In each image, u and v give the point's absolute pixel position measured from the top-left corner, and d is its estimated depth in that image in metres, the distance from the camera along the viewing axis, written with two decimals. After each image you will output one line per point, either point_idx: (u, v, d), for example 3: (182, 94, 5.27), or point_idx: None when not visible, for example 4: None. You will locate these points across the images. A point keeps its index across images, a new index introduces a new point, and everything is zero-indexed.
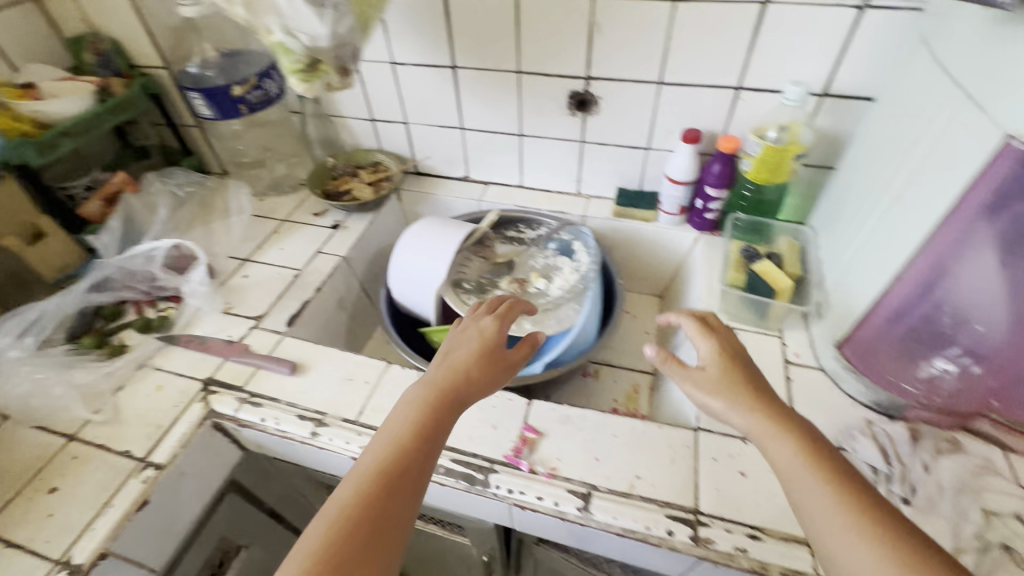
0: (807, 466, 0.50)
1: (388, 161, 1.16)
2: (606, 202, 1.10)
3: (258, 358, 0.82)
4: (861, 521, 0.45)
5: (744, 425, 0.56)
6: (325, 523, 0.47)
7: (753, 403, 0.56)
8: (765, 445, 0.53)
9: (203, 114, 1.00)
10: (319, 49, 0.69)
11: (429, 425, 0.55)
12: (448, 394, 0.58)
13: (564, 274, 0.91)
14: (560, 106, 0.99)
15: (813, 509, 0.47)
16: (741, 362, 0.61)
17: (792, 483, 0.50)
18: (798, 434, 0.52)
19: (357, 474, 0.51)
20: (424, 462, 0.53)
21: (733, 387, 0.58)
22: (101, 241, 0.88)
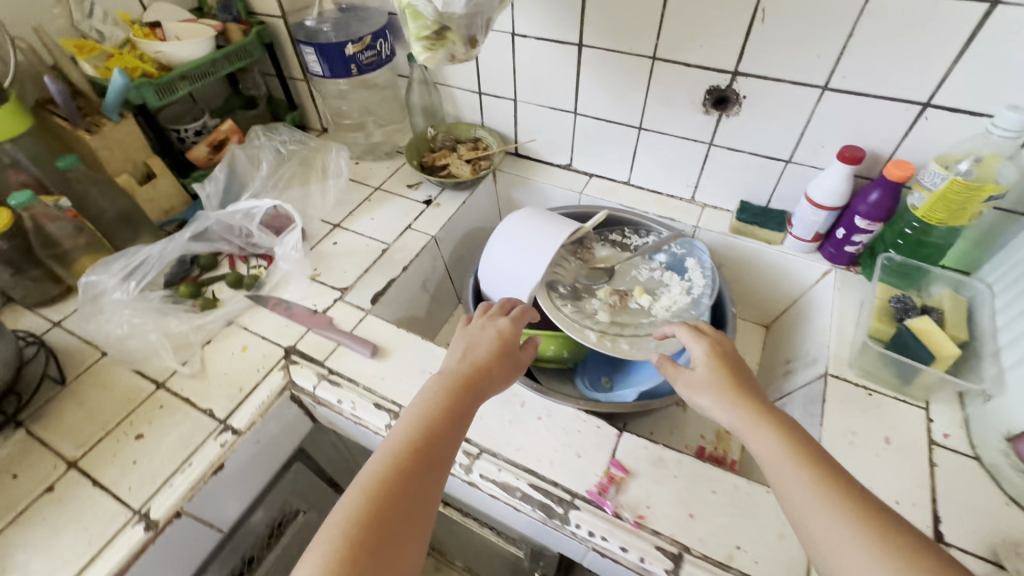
0: (789, 461, 0.47)
1: (489, 139, 1.10)
2: (723, 215, 0.98)
3: (340, 334, 0.79)
4: (859, 523, 0.42)
5: (729, 422, 0.53)
6: (332, 541, 0.44)
7: (737, 399, 0.54)
8: (750, 443, 0.51)
9: (314, 70, 0.98)
10: (450, 15, 0.62)
11: (440, 437, 0.53)
12: (456, 405, 0.57)
13: (672, 293, 0.81)
14: (693, 101, 0.87)
15: (809, 518, 0.44)
16: (728, 361, 0.59)
17: (775, 479, 0.48)
18: (780, 428, 0.50)
19: (360, 487, 0.48)
20: (436, 473, 0.51)
21: (717, 383, 0.56)
22: (205, 190, 0.88)
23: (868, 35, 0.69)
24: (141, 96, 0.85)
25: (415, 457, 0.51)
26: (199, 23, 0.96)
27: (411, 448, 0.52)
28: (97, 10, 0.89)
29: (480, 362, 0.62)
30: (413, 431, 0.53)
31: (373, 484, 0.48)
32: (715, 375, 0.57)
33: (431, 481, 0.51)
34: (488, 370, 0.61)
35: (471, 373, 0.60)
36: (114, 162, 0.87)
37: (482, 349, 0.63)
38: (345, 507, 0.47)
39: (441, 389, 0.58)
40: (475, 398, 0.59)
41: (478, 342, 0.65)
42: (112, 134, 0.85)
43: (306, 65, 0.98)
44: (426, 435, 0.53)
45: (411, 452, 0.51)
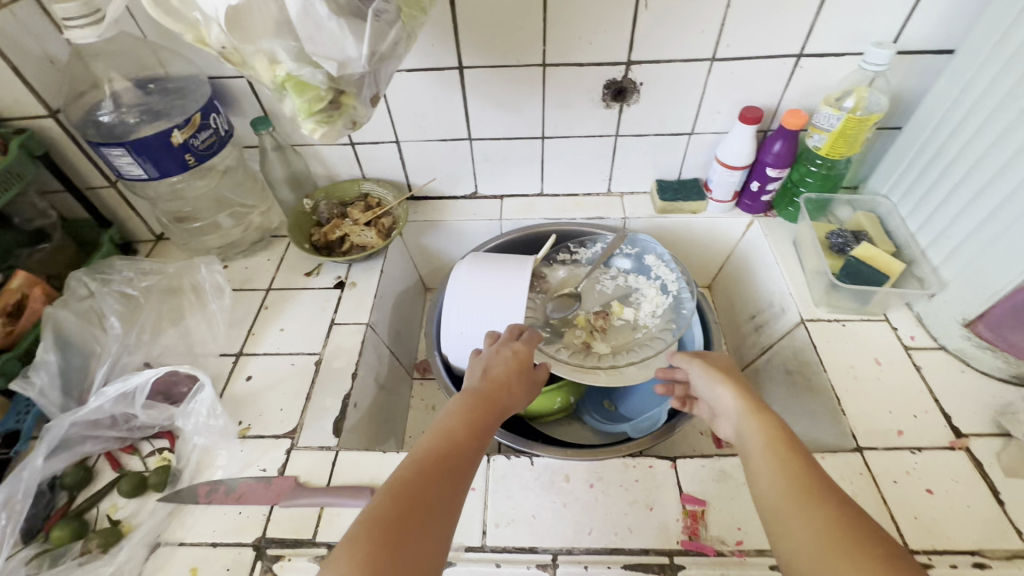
0: (773, 456, 0.48)
1: (379, 190, 0.95)
2: (643, 198, 0.99)
3: (319, 494, 0.62)
4: (810, 499, 0.43)
5: (732, 413, 0.56)
6: (348, 549, 0.39)
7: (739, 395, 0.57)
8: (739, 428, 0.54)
9: (132, 174, 0.73)
10: (347, 77, 0.49)
11: (467, 450, 0.49)
12: (481, 423, 0.53)
13: (651, 298, 0.79)
14: (592, 98, 0.84)
15: (766, 488, 0.46)
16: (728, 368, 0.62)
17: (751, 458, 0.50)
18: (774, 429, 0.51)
19: (383, 497, 0.43)
20: (462, 487, 0.47)
21: (717, 374, 0.60)
22: (36, 384, 0.62)
23: (747, 4, 0.71)
24: None
25: (441, 471, 0.46)
26: None
27: (439, 460, 0.47)
28: None
29: (503, 379, 0.58)
30: (441, 443, 0.49)
31: (395, 494, 0.43)
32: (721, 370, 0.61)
33: (458, 495, 0.46)
34: (508, 384, 0.58)
35: (496, 391, 0.57)
36: None
37: (502, 363, 0.60)
38: (364, 516, 0.42)
39: (469, 403, 0.54)
40: (498, 415, 0.55)
41: (498, 356, 0.62)
42: None
43: (118, 171, 0.73)
44: (455, 448, 0.49)
45: (438, 463, 0.47)
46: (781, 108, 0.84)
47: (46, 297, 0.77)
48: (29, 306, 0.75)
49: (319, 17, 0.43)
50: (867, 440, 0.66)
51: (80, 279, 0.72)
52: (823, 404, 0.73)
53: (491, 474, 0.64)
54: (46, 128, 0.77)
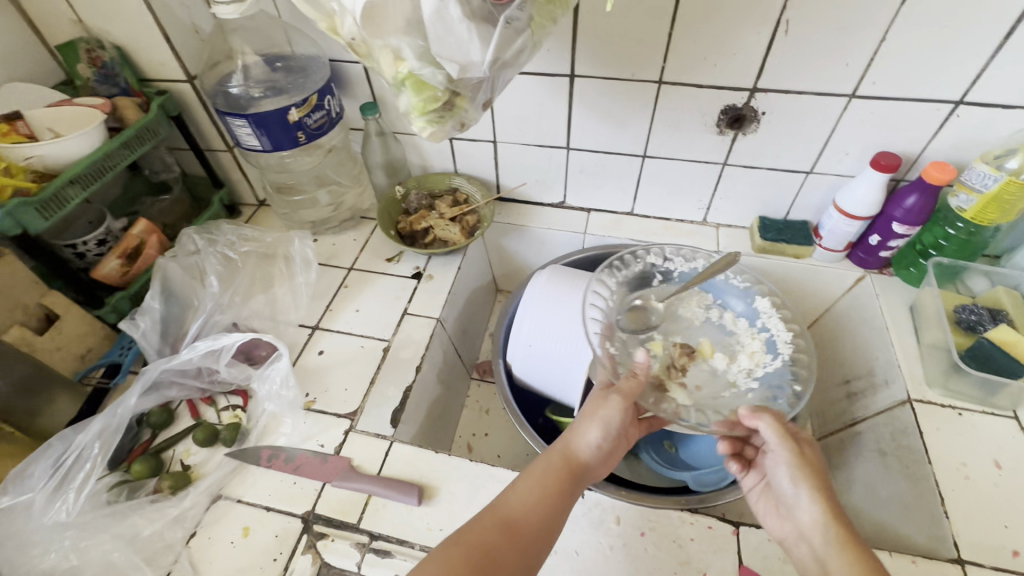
0: None
1: (468, 188, 0.95)
2: (741, 233, 0.92)
3: (368, 481, 0.63)
4: None
5: (813, 531, 0.49)
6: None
7: (821, 507, 0.49)
8: (823, 564, 0.47)
9: (249, 144, 0.78)
10: (465, 81, 0.48)
11: (540, 519, 0.50)
12: (559, 491, 0.53)
13: (751, 351, 0.72)
14: (706, 123, 0.79)
15: None
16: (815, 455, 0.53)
17: None
18: (863, 569, 0.44)
19: (448, 556, 0.45)
20: (529, 560, 0.48)
21: (796, 462, 0.52)
22: (140, 328, 0.68)
23: (905, 40, 0.63)
24: (17, 222, 0.63)
25: (509, 537, 0.48)
26: (72, 103, 0.75)
27: (508, 525, 0.49)
28: None
29: (591, 445, 0.57)
30: (514, 508, 0.50)
31: (460, 554, 0.46)
32: (809, 460, 0.53)
33: (523, 566, 0.47)
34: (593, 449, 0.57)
35: (580, 455, 0.56)
36: None
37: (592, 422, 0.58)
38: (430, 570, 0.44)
39: (551, 466, 0.54)
40: (574, 489, 0.54)
41: (590, 412, 0.59)
42: None
43: (238, 140, 0.78)
44: (525, 516, 0.50)
45: (505, 527, 0.49)
46: (923, 158, 0.75)
47: (159, 246, 0.83)
48: (145, 252, 0.82)
49: (450, 18, 0.42)
50: (970, 553, 0.57)
51: (191, 235, 0.78)
52: (920, 499, 0.64)
53: None
54: (182, 92, 0.84)
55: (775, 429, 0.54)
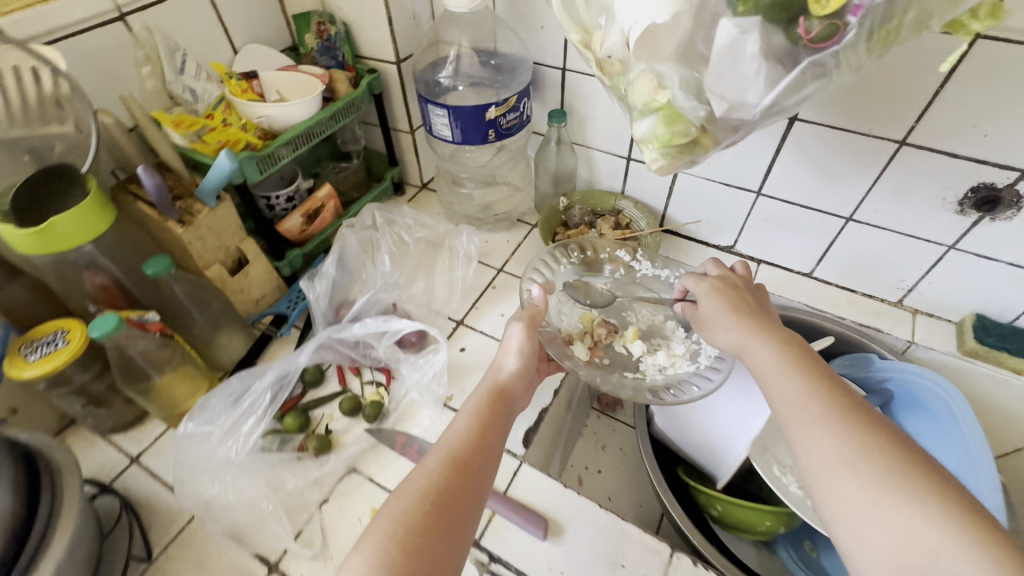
0: (800, 380, 0.46)
1: (631, 211, 0.90)
2: (944, 327, 0.78)
3: (494, 498, 0.62)
4: (846, 426, 0.42)
5: (736, 343, 0.54)
6: (379, 564, 0.39)
7: (770, 340, 0.51)
8: (751, 362, 0.52)
9: (441, 134, 0.80)
10: (725, 122, 0.44)
11: (479, 446, 0.49)
12: (492, 422, 0.52)
13: (672, 350, 0.69)
14: (943, 197, 0.67)
15: (801, 431, 0.44)
16: (739, 296, 0.58)
17: (771, 390, 0.48)
18: (811, 372, 0.47)
19: (401, 502, 0.43)
20: (480, 484, 0.46)
21: (728, 314, 0.56)
22: (316, 291, 0.72)
23: None
24: (241, 172, 0.68)
25: (457, 469, 0.46)
26: (298, 69, 0.80)
27: (456, 459, 0.47)
28: (188, 63, 0.71)
29: (511, 373, 0.57)
30: (455, 443, 0.48)
31: (413, 497, 0.43)
32: (732, 309, 0.56)
33: (479, 495, 0.46)
34: (516, 373, 0.58)
35: (503, 380, 0.57)
36: (204, 253, 0.70)
37: (511, 354, 0.60)
38: (389, 520, 0.42)
39: (482, 404, 0.53)
40: (507, 413, 0.55)
41: (506, 345, 0.61)
42: (205, 221, 0.67)
43: (432, 128, 0.80)
44: (466, 448, 0.48)
45: (454, 465, 0.46)
46: None
47: (335, 211, 0.88)
48: (323, 214, 0.86)
49: (742, 54, 0.38)
50: None
51: (369, 211, 0.81)
52: None
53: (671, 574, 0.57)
54: (388, 74, 0.87)
55: (710, 287, 0.59)
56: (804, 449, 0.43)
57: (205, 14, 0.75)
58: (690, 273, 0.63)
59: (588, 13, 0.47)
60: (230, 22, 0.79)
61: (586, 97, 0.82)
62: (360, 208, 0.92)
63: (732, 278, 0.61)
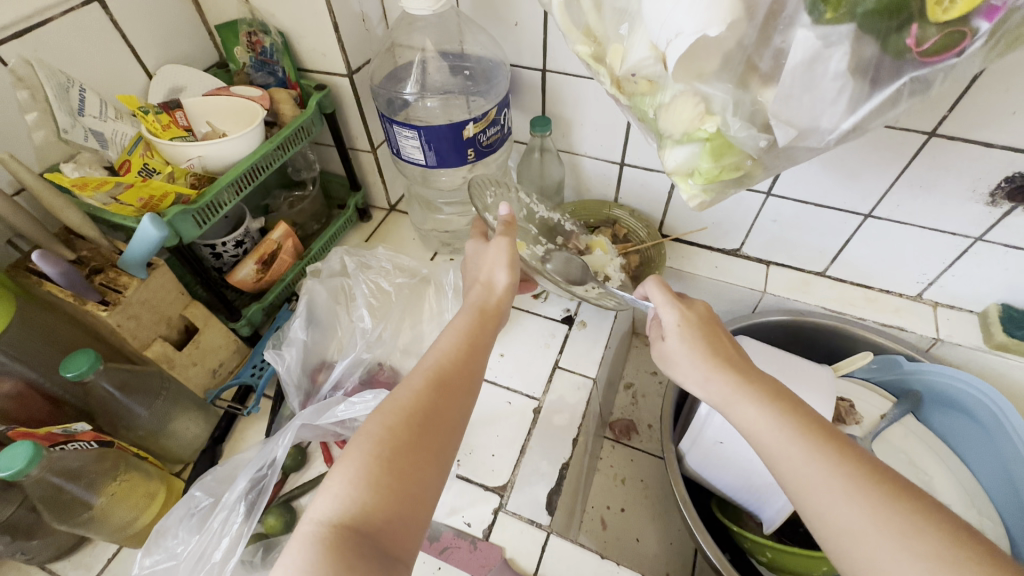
0: (800, 443, 0.40)
1: (629, 220, 0.81)
2: (967, 319, 0.74)
3: None
4: (865, 492, 0.36)
5: (717, 393, 0.46)
6: (361, 486, 0.36)
7: (755, 399, 0.43)
8: (735, 421, 0.44)
9: (411, 158, 0.68)
10: (785, 150, 0.35)
11: (466, 366, 0.44)
12: (480, 342, 0.47)
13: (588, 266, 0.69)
14: (975, 189, 0.61)
15: (816, 502, 0.38)
16: (713, 333, 0.49)
17: (771, 458, 0.41)
18: (815, 438, 0.40)
19: (383, 419, 0.39)
20: (463, 408, 0.43)
21: (701, 358, 0.47)
22: (287, 360, 0.61)
23: None
24: (174, 231, 0.56)
25: (441, 388, 0.42)
26: (229, 92, 0.67)
27: (440, 378, 0.43)
28: (89, 100, 0.57)
29: (502, 291, 0.50)
30: (441, 361, 0.44)
31: (396, 416, 0.39)
32: (712, 353, 0.47)
33: (462, 417, 0.42)
34: (506, 292, 0.50)
35: (494, 300, 0.49)
36: (140, 332, 0.57)
37: (501, 267, 0.51)
38: (371, 439, 0.38)
39: (469, 321, 0.47)
40: (495, 334, 0.48)
41: (490, 259, 0.52)
42: (137, 295, 0.55)
43: (399, 151, 0.69)
44: (450, 365, 0.44)
45: (439, 384, 0.42)
46: None
47: (294, 251, 0.75)
48: (282, 257, 0.73)
49: (823, 73, 0.29)
50: None
51: (334, 253, 0.69)
52: None
53: None
54: (339, 88, 0.74)
55: (682, 322, 0.49)
56: (835, 534, 0.36)
57: (102, 35, 0.60)
58: (659, 286, 0.52)
59: (599, 20, 0.38)
60: (136, 41, 0.64)
61: (571, 101, 0.72)
62: (324, 243, 0.79)
63: (702, 308, 0.52)
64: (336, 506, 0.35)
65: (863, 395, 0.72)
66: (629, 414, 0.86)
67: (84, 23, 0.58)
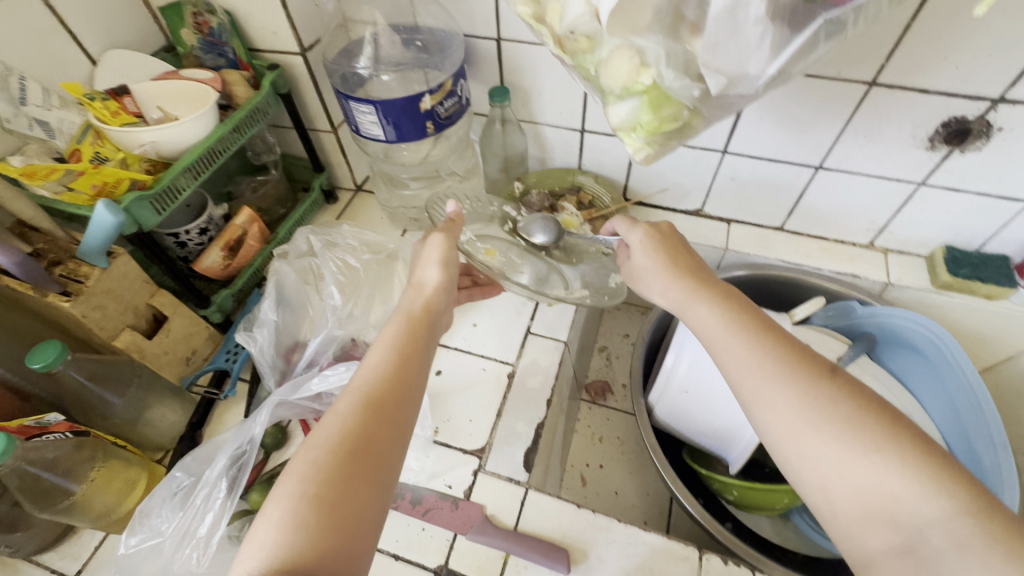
0: (739, 336, 0.43)
1: (593, 187, 0.83)
2: (915, 263, 0.78)
3: (508, 538, 0.56)
4: (800, 384, 0.39)
5: (672, 298, 0.48)
6: (293, 529, 0.34)
7: (706, 302, 0.46)
8: (687, 319, 0.47)
9: (371, 133, 0.68)
10: (720, 100, 0.37)
11: (401, 382, 0.42)
12: (414, 349, 0.45)
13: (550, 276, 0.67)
14: (915, 135, 0.64)
15: (758, 399, 0.40)
16: (675, 247, 0.51)
17: (715, 354, 0.44)
18: (755, 334, 0.43)
19: (309, 454, 0.37)
20: (404, 422, 0.41)
21: (662, 268, 0.49)
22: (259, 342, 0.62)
23: None
24: (133, 219, 0.55)
25: (375, 410, 0.40)
26: (178, 75, 0.66)
27: (373, 398, 0.41)
28: (32, 89, 0.56)
29: (431, 289, 0.49)
30: (372, 378, 0.42)
31: (325, 449, 0.38)
32: (669, 263, 0.49)
33: (404, 432, 0.41)
34: (438, 291, 0.49)
35: (426, 300, 0.48)
36: (107, 323, 0.57)
37: (432, 265, 0.50)
38: (297, 480, 0.36)
39: (397, 330, 0.46)
40: (433, 340, 0.47)
41: (424, 257, 0.51)
42: (100, 285, 0.55)
43: (359, 127, 0.69)
44: (384, 386, 0.41)
45: (372, 404, 0.40)
46: None
47: (261, 236, 0.75)
48: (249, 243, 0.73)
49: (744, 19, 0.31)
50: None
51: (300, 234, 0.70)
52: None
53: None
54: (293, 67, 0.73)
55: (646, 237, 0.51)
56: (759, 414, 0.40)
57: (38, 21, 0.59)
58: (622, 219, 0.54)
59: None
60: (77, 27, 0.63)
61: (527, 69, 0.72)
62: (291, 225, 0.79)
63: (667, 226, 0.53)
64: (266, 555, 0.34)
65: (822, 339, 0.75)
66: (603, 375, 0.89)
67: (18, 9, 0.56)
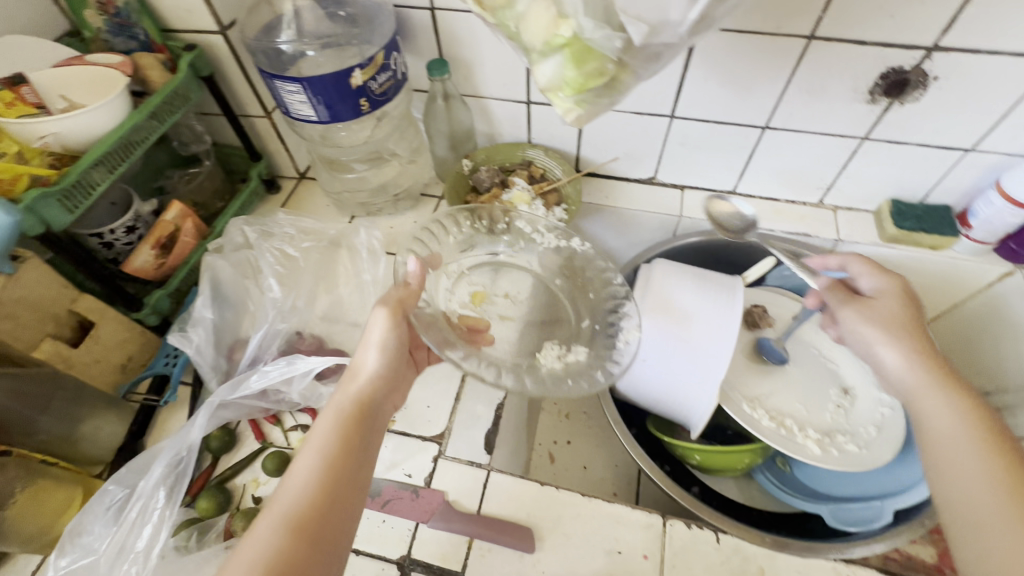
0: (974, 439, 0.41)
1: (544, 160, 0.81)
2: (864, 218, 0.79)
3: (471, 522, 0.55)
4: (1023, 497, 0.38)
5: (902, 374, 0.47)
6: None
7: (926, 370, 0.46)
8: (918, 408, 0.46)
9: (302, 114, 0.65)
10: (645, 52, 0.35)
11: (330, 495, 0.38)
12: (350, 448, 0.41)
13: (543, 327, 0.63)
14: (857, 89, 0.64)
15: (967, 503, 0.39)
16: (915, 310, 0.51)
17: (932, 438, 0.43)
18: (987, 432, 0.42)
19: None
20: (336, 540, 0.38)
21: (900, 331, 0.49)
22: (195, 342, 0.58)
23: None
24: (40, 218, 0.51)
25: (298, 533, 0.36)
26: (83, 61, 0.61)
27: (297, 518, 0.37)
28: None
29: (368, 379, 0.46)
30: (299, 493, 0.38)
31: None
32: (902, 323, 0.50)
33: (336, 552, 0.37)
34: (377, 380, 0.46)
35: (364, 393, 0.45)
36: (22, 333, 0.53)
37: (372, 350, 0.47)
38: None
39: (331, 430, 0.42)
40: (376, 440, 0.44)
41: (364, 340, 0.48)
42: (8, 293, 0.51)
43: (288, 108, 0.65)
44: (307, 504, 0.38)
45: (294, 525, 0.36)
46: None
47: (197, 232, 0.70)
48: (183, 240, 0.69)
49: None
50: None
51: (235, 226, 0.66)
52: None
53: (666, 543, 0.54)
54: (213, 46, 0.68)
55: (897, 289, 0.52)
56: (965, 530, 0.39)
57: None
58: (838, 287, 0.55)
59: None
60: None
61: (465, 39, 0.69)
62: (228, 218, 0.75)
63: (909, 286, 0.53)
64: None
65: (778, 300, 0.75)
66: None
67: None
